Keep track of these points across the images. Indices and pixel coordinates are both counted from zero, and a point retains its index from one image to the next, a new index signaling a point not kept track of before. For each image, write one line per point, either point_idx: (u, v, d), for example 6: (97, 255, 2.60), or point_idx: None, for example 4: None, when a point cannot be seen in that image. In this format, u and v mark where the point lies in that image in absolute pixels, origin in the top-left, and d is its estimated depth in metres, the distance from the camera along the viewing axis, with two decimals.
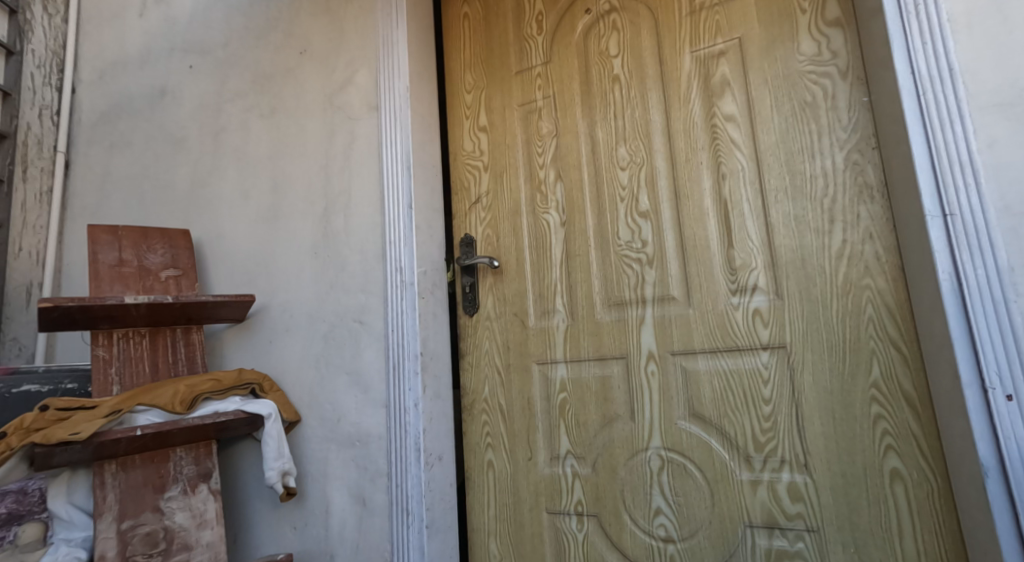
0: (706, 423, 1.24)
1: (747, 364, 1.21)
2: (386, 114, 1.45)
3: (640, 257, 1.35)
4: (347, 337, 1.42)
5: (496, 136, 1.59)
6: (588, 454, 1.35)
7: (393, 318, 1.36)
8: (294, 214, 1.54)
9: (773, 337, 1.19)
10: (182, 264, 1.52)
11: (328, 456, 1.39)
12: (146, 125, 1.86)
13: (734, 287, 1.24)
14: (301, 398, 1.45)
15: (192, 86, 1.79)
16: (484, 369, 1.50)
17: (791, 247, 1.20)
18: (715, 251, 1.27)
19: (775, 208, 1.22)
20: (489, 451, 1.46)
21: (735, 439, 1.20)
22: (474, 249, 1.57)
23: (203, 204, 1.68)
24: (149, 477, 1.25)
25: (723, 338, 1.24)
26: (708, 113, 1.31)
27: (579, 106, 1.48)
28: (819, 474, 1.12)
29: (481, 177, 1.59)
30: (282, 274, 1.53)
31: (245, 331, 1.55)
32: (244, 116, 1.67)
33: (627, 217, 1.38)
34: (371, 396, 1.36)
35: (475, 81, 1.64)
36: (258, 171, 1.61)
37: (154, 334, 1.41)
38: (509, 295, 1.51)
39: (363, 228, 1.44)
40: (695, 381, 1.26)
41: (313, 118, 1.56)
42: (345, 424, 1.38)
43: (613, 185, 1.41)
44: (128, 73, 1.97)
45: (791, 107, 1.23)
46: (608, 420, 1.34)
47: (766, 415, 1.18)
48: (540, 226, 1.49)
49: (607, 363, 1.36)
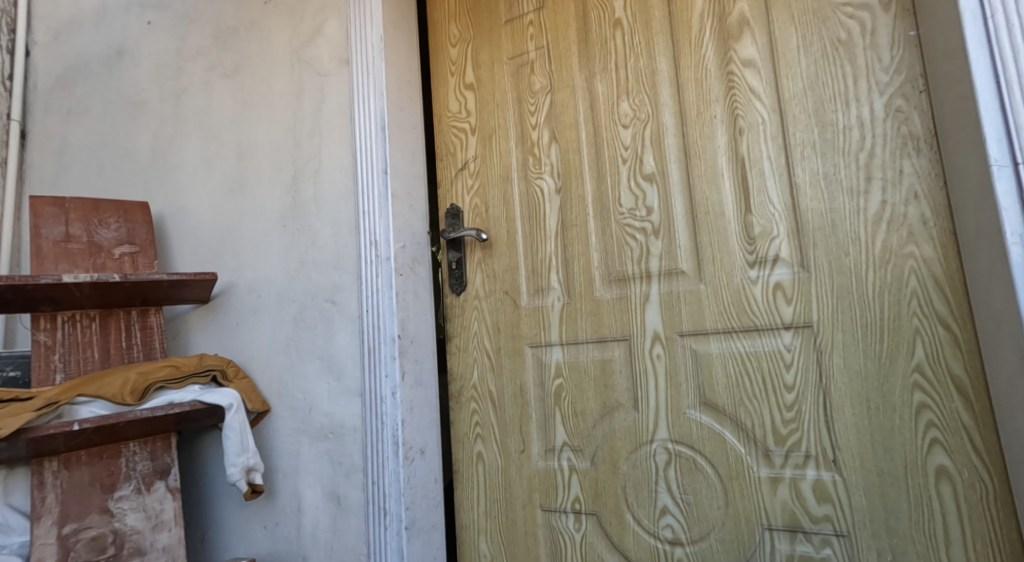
0: (720, 412, 1.09)
1: (766, 346, 1.06)
2: (358, 69, 1.30)
3: (644, 227, 1.20)
4: (317, 319, 1.28)
5: (483, 94, 1.43)
6: (586, 446, 1.22)
7: (368, 297, 1.22)
8: (261, 184, 1.40)
9: (798, 314, 1.04)
10: (138, 240, 1.38)
11: (299, 450, 1.26)
12: (101, 88, 1.66)
13: (752, 258, 1.09)
14: (269, 387, 1.31)
15: (149, 43, 1.62)
16: (472, 353, 1.38)
17: (819, 212, 1.03)
18: (729, 218, 1.12)
19: (801, 167, 1.05)
20: (479, 442, 1.35)
21: (750, 430, 1.06)
22: (461, 220, 1.42)
23: (164, 175, 1.53)
24: (96, 474, 1.12)
25: (739, 316, 1.09)
26: (722, 58, 1.14)
27: (575, 55, 1.32)
28: (851, 471, 0.97)
29: (467, 141, 1.43)
30: (250, 250, 1.39)
31: (211, 314, 1.41)
32: (206, 76, 1.51)
33: (630, 181, 1.23)
34: (344, 384, 1.23)
35: (461, 32, 1.47)
36: (222, 138, 1.47)
37: (105, 316, 1.27)
38: (499, 271, 1.37)
39: (334, 197, 1.30)
40: (707, 366, 1.11)
41: (280, 75, 1.40)
42: (317, 415, 1.25)
43: (614, 144, 1.25)
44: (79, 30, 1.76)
45: (821, 44, 1.05)
46: (608, 408, 1.21)
47: (789, 404, 1.03)
48: (533, 193, 1.34)
49: (607, 346, 1.22)
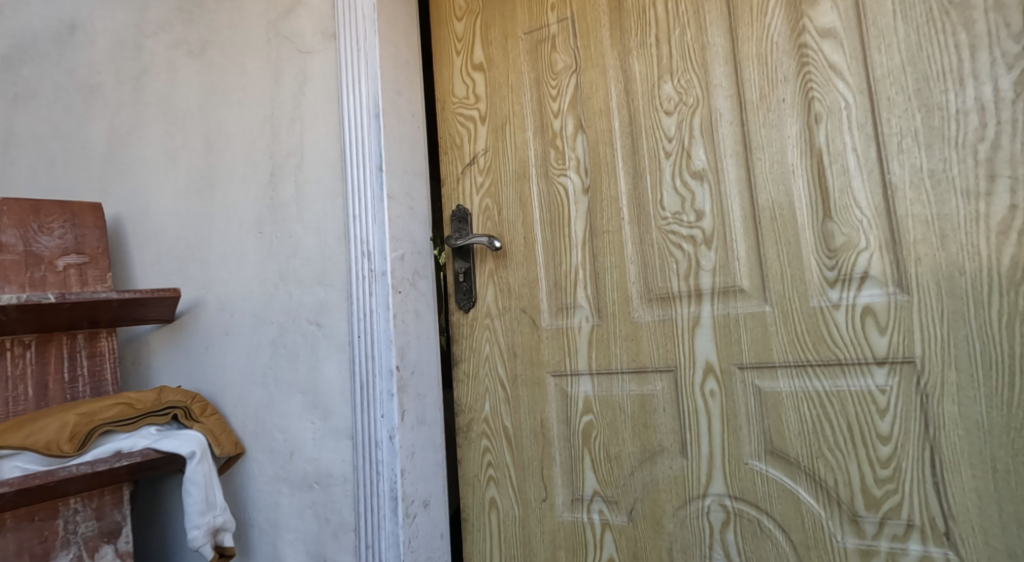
0: (792, 465, 0.89)
1: (853, 385, 0.85)
2: (346, 44, 1.08)
3: (692, 235, 0.99)
4: (300, 344, 1.07)
5: (495, 75, 1.21)
6: (622, 498, 1.02)
7: (359, 320, 1.01)
8: (233, 182, 1.19)
9: (894, 347, 0.83)
10: (88, 249, 1.17)
11: (278, 501, 1.05)
12: (51, 69, 1.43)
13: (833, 276, 0.88)
14: (243, 424, 1.10)
15: (105, 16, 1.39)
16: (483, 382, 1.17)
17: (923, 218, 0.83)
18: (803, 225, 0.91)
19: (898, 162, 0.85)
20: (491, 487, 1.14)
21: (833, 489, 0.86)
22: (469, 225, 1.21)
23: (122, 170, 1.32)
24: (25, 544, 0.91)
25: (816, 347, 0.88)
26: (792, 27, 0.93)
27: (606, 28, 1.10)
28: (971, 550, 0.77)
29: (476, 131, 1.22)
30: (220, 260, 1.18)
31: (176, 335, 1.20)
32: (171, 55, 1.30)
33: (675, 179, 1.02)
34: (332, 424, 1.02)
35: (468, 3, 1.26)
36: (189, 128, 1.25)
37: (44, 342, 1.07)
38: (515, 285, 1.16)
39: (318, 198, 1.09)
40: (775, 407, 0.91)
41: (255, 53, 1.19)
42: (299, 460, 1.04)
43: (655, 134, 1.04)
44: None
45: (924, 7, 0.84)
46: (649, 453, 1.00)
47: (884, 459, 0.83)
48: (555, 193, 1.13)
49: (648, 379, 1.02)
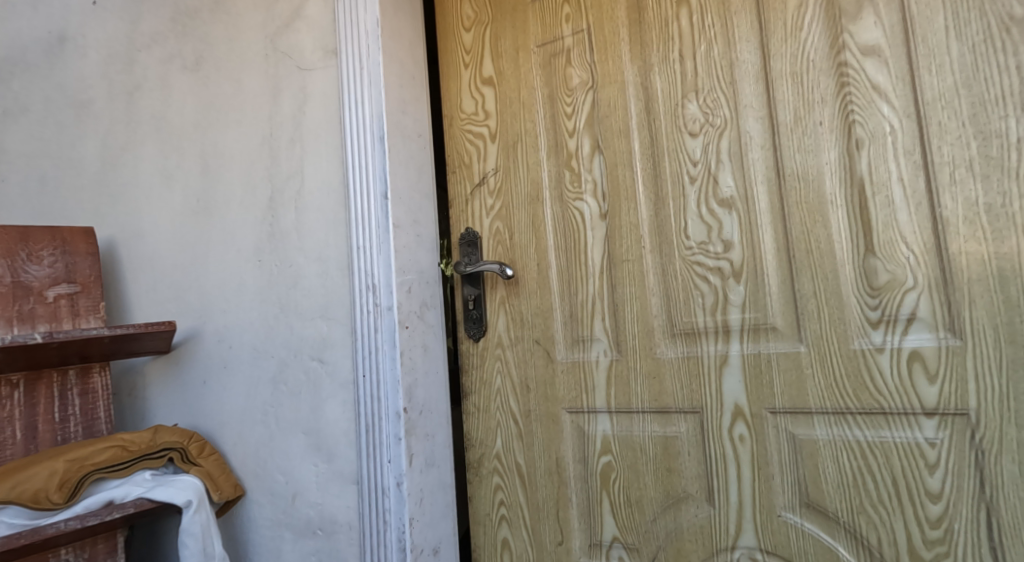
0: (830, 519, 0.82)
1: (898, 437, 0.79)
2: (348, 61, 1.01)
3: (719, 267, 0.93)
4: (301, 381, 1.01)
5: (506, 90, 1.14)
6: (644, 546, 0.96)
7: (365, 358, 0.95)
8: (231, 206, 1.12)
9: (945, 398, 0.76)
10: (79, 277, 1.11)
11: (281, 547, 1.00)
12: (41, 83, 1.37)
13: (876, 316, 0.81)
14: (243, 464, 1.05)
15: (96, 27, 1.33)
16: (494, 416, 1.11)
17: (979, 256, 0.76)
18: (841, 260, 0.84)
19: (951, 194, 0.78)
20: (504, 527, 1.09)
21: (876, 549, 0.79)
22: (478, 250, 1.14)
23: (115, 191, 1.26)
24: None
25: (858, 394, 0.81)
26: (831, 44, 0.86)
27: (625, 41, 1.03)
28: None
29: (486, 149, 1.15)
30: (218, 289, 1.12)
31: (172, 366, 1.15)
32: (164, 70, 1.23)
33: (700, 205, 0.95)
34: (336, 468, 0.97)
35: (476, 13, 1.18)
36: (184, 148, 1.19)
37: (33, 381, 1.03)
38: (528, 315, 1.09)
39: (320, 226, 1.02)
40: (811, 457, 0.84)
41: (252, 69, 1.12)
42: (302, 504, 0.99)
43: (678, 157, 0.97)
44: (8, 9, 1.42)
45: (981, 24, 0.77)
46: (672, 500, 0.94)
47: (934, 519, 0.76)
48: (570, 217, 1.06)
49: (671, 420, 0.95)
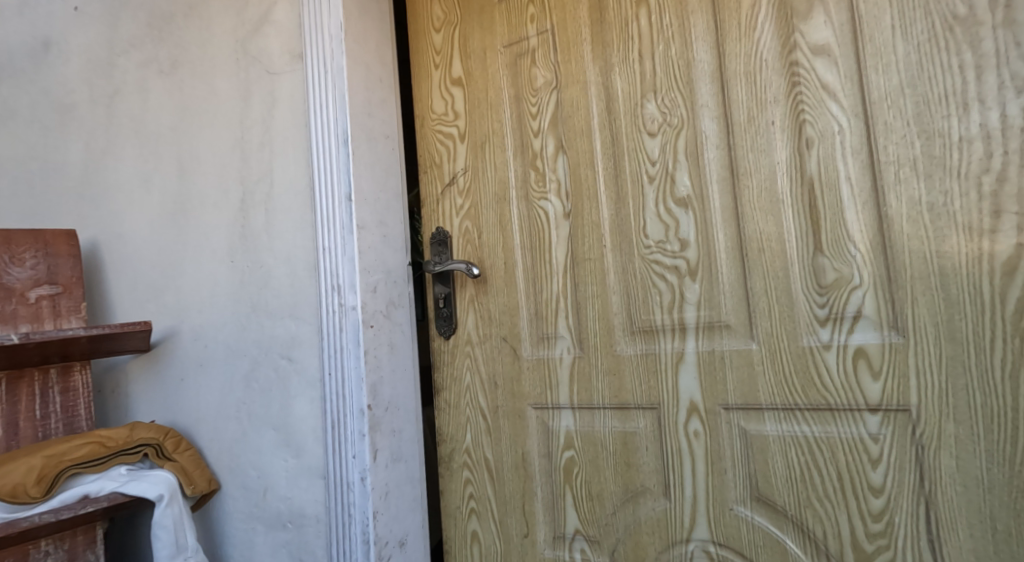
0: (779, 513, 0.84)
1: (844, 432, 0.80)
2: (314, 65, 1.03)
3: (676, 265, 0.94)
4: (272, 379, 1.04)
5: (474, 90, 1.16)
6: (604, 538, 0.98)
7: (330, 356, 0.98)
8: (206, 208, 1.15)
9: (888, 394, 0.77)
10: (61, 279, 1.15)
11: (253, 539, 1.03)
12: (27, 88, 1.41)
13: (824, 314, 0.82)
14: (219, 460, 1.08)
15: (77, 33, 1.36)
16: (464, 412, 1.13)
17: (922, 255, 0.77)
18: (791, 258, 0.85)
19: (895, 193, 0.78)
20: (473, 520, 1.11)
21: (822, 541, 0.81)
22: (448, 249, 1.16)
23: (98, 193, 1.29)
24: None
25: (806, 391, 0.83)
26: (783, 43, 0.86)
27: (587, 42, 1.04)
28: None
29: (456, 149, 1.17)
30: (194, 289, 1.15)
31: (152, 365, 1.18)
32: (142, 75, 1.26)
33: (658, 204, 0.96)
34: (305, 463, 0.99)
35: (445, 14, 1.20)
36: (161, 151, 1.22)
37: (15, 380, 1.07)
38: (496, 313, 1.11)
39: (288, 227, 1.05)
40: (762, 452, 0.85)
41: (224, 73, 1.15)
42: (273, 498, 1.02)
43: (637, 156, 0.98)
44: None
45: (926, 23, 0.77)
46: (631, 493, 0.96)
47: (876, 513, 0.78)
48: (535, 217, 1.08)
49: (630, 415, 0.97)
